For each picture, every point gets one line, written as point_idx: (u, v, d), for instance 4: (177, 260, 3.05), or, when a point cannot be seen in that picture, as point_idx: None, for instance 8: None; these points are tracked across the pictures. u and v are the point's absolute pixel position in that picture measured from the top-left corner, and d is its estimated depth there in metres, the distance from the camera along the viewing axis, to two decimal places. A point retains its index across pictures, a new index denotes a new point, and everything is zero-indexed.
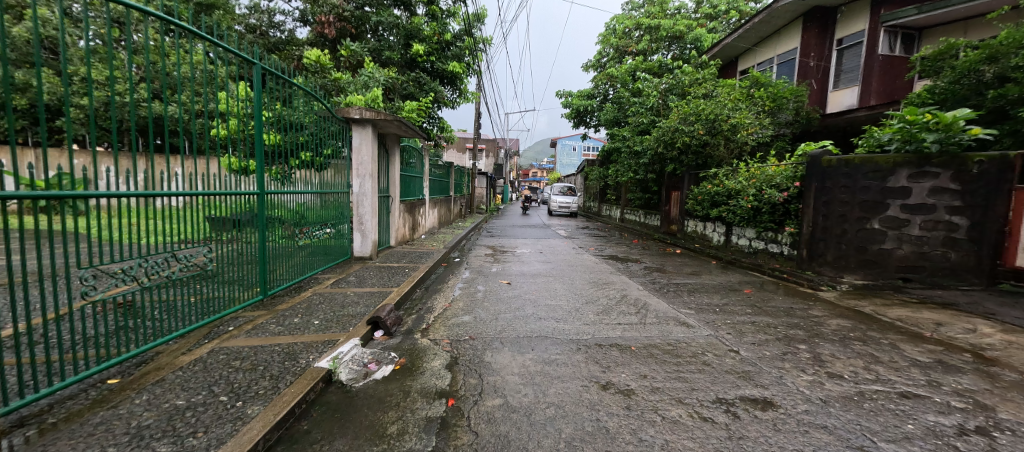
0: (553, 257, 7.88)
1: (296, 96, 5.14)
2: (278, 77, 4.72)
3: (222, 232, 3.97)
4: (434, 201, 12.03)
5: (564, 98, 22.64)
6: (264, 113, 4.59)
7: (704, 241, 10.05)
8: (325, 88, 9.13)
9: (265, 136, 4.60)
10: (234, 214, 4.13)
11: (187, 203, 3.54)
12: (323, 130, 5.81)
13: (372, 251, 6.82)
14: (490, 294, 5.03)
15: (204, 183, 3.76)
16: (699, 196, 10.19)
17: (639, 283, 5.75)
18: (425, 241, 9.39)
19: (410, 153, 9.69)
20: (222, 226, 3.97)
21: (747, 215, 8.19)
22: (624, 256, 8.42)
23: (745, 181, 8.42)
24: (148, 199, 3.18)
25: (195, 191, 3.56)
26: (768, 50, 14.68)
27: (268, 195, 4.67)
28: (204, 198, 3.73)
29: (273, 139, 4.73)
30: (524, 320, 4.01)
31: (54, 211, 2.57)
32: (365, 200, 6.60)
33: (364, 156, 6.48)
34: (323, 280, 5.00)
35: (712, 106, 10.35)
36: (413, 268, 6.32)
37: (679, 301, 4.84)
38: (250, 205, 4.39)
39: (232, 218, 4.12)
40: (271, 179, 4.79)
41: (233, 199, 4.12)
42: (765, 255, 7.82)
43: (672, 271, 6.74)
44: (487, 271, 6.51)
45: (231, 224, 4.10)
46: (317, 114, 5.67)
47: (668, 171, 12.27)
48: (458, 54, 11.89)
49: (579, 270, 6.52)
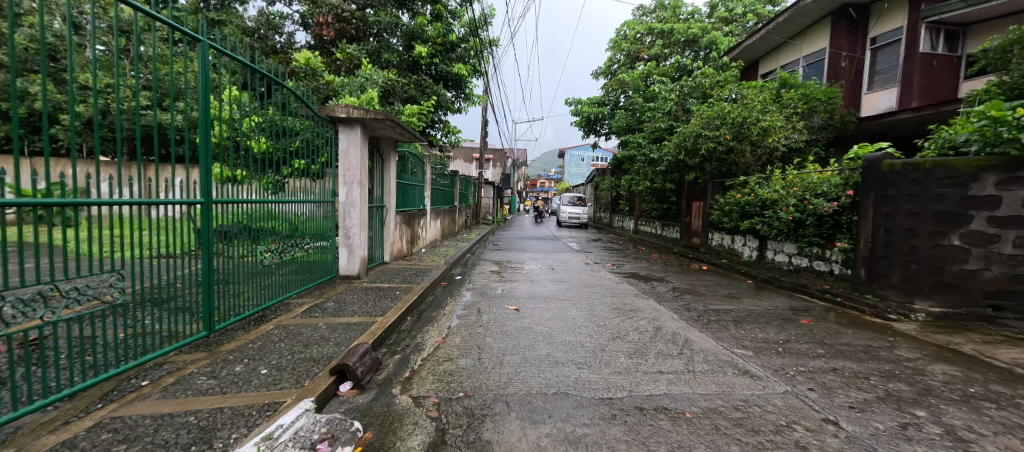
0: (566, 275, 7.00)
1: (288, 101, 4.63)
2: (275, 82, 4.32)
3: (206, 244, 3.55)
4: (436, 211, 11.19)
5: (573, 106, 21.88)
6: (257, 119, 4.15)
7: (733, 257, 9.11)
8: (318, 91, 8.36)
9: (254, 142, 4.12)
10: (220, 225, 3.70)
11: (180, 213, 3.27)
12: (317, 137, 5.24)
13: (360, 270, 5.85)
14: (495, 324, 4.17)
15: (201, 191, 3.50)
16: (726, 206, 9.25)
17: (673, 311, 4.83)
18: (425, 256, 8.55)
19: (410, 160, 8.91)
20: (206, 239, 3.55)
21: (788, 228, 7.24)
22: (647, 274, 7.50)
23: (783, 189, 7.49)
24: (144, 208, 2.94)
25: (188, 200, 3.29)
26: (793, 51, 13.74)
27: (260, 204, 4.23)
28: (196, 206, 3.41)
29: (263, 146, 4.25)
30: (535, 366, 3.10)
31: (41, 222, 2.35)
32: (352, 210, 5.68)
33: (352, 159, 5.60)
34: (294, 307, 4.15)
35: (739, 109, 9.45)
36: (405, 288, 5.47)
37: (727, 336, 3.91)
38: (244, 216, 4.03)
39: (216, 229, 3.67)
40: (262, 188, 4.32)
41: (230, 208, 3.83)
42: (809, 273, 6.87)
43: (707, 294, 5.80)
44: (492, 293, 5.65)
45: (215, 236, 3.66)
46: (310, 119, 5.13)
47: (689, 180, 11.37)
48: (463, 55, 11.12)
49: (597, 293, 5.61)
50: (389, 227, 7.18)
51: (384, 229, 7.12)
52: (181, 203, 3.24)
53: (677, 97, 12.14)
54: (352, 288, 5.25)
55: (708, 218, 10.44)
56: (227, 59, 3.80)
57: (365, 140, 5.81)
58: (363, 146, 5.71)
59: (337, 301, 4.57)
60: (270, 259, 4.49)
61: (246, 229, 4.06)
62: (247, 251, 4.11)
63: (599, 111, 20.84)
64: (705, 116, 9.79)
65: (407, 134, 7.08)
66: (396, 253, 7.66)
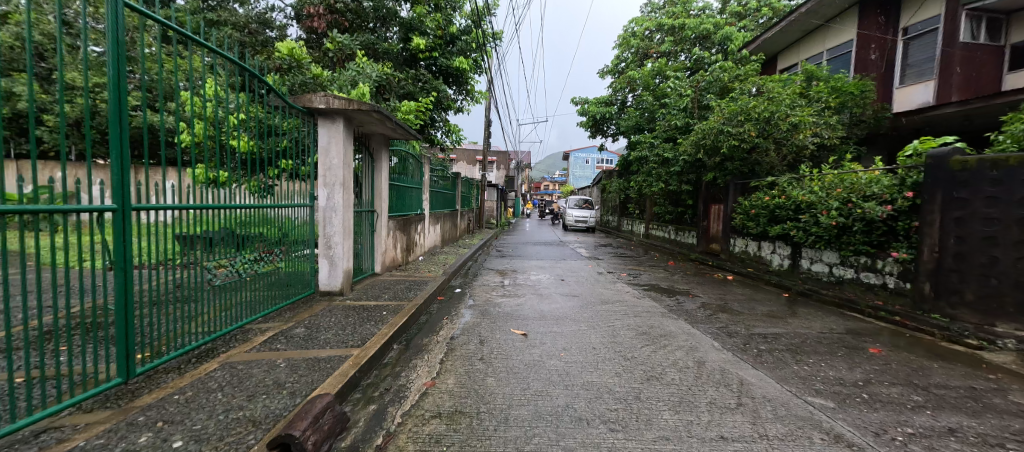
0: (579, 289, 6.19)
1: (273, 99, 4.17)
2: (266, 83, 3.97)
3: (189, 253, 3.10)
4: (436, 215, 10.43)
5: (580, 106, 21.12)
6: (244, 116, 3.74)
7: (760, 265, 8.33)
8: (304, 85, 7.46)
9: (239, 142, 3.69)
10: (205, 231, 3.22)
11: (174, 219, 2.95)
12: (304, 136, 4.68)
13: (344, 285, 5.01)
14: (499, 357, 3.40)
15: (196, 196, 3.17)
16: (751, 209, 8.43)
17: (712, 336, 4.04)
18: (422, 265, 7.79)
19: (405, 159, 8.15)
20: (190, 246, 3.10)
21: (829, 235, 6.43)
22: (669, 286, 6.70)
23: (822, 191, 6.67)
24: (137, 215, 2.66)
25: (184, 204, 2.95)
26: (816, 44, 12.92)
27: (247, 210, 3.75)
28: (193, 212, 3.09)
29: (249, 146, 3.82)
30: (552, 426, 2.32)
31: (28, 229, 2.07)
32: (335, 216, 4.86)
33: (334, 157, 4.81)
34: (255, 337, 3.41)
35: (766, 103, 8.64)
36: (395, 306, 4.71)
37: (791, 375, 3.11)
38: (237, 221, 3.64)
39: (201, 236, 3.19)
40: (252, 193, 3.86)
41: (226, 213, 3.48)
42: (857, 287, 6.05)
43: (745, 313, 4.99)
44: (495, 312, 4.87)
45: (199, 244, 3.19)
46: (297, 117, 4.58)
47: (707, 182, 10.56)
48: (464, 49, 10.35)
49: (617, 312, 4.82)
50: (382, 234, 6.43)
51: (374, 237, 6.34)
52: (175, 209, 2.90)
53: (695, 93, 11.31)
54: (331, 307, 4.48)
55: (730, 223, 9.61)
56: (225, 61, 3.50)
57: (349, 134, 5.02)
58: (347, 141, 4.91)
59: (309, 325, 3.80)
60: (223, 278, 3.51)
61: (233, 236, 3.59)
62: (231, 259, 3.59)
63: (607, 111, 20.06)
64: (727, 111, 8.94)
65: (401, 131, 6.34)
66: (390, 263, 6.91)
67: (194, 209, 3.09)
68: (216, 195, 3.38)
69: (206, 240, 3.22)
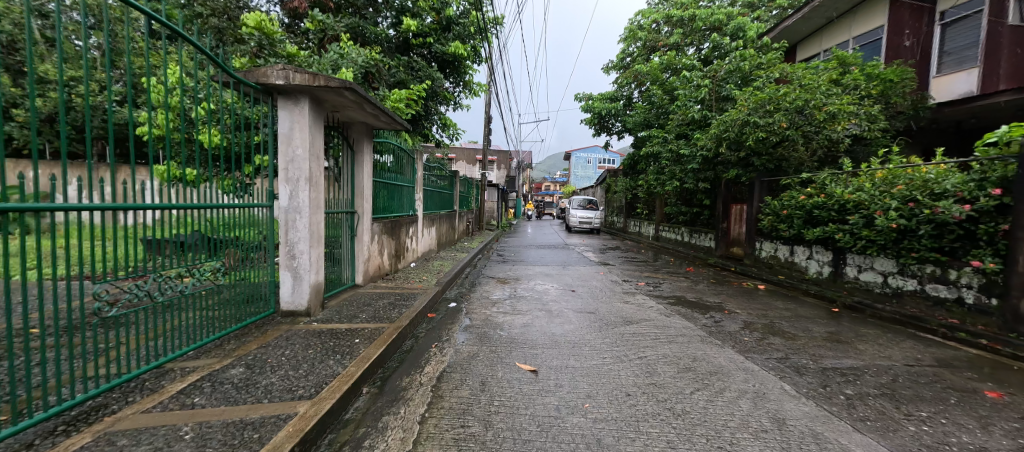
0: (595, 304, 5.27)
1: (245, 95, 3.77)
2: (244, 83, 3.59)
3: (157, 258, 2.76)
4: (430, 216, 9.50)
5: (583, 102, 20.25)
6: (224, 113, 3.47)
7: (793, 272, 7.44)
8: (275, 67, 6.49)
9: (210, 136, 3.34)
10: (174, 234, 2.88)
11: (155, 220, 2.72)
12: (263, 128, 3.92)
13: (313, 304, 4.06)
14: (502, 412, 2.48)
15: (180, 195, 2.94)
16: (784, 210, 7.53)
17: (776, 372, 3.13)
18: (413, 274, 6.88)
19: (393, 153, 7.22)
20: (160, 251, 2.80)
21: (886, 240, 5.52)
22: (698, 298, 5.77)
23: (877, 188, 5.78)
24: (117, 215, 2.46)
25: (167, 204, 2.73)
26: (840, 32, 12.01)
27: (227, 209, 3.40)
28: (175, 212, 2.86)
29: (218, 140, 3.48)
30: None
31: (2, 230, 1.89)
32: (299, 219, 3.93)
33: (298, 146, 3.88)
34: (175, 381, 2.57)
35: (798, 90, 7.72)
36: (373, 330, 3.80)
37: (916, 446, 2.19)
38: (221, 223, 3.37)
39: (170, 239, 2.86)
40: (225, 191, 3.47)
41: (209, 214, 3.20)
42: (924, 301, 5.13)
43: (804, 338, 4.06)
44: (497, 336, 3.95)
45: (169, 248, 2.87)
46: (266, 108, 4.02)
47: (728, 179, 9.65)
48: (462, 33, 9.41)
49: (646, 338, 3.90)
50: (364, 240, 5.48)
51: (352, 244, 5.36)
52: (157, 209, 2.68)
53: (714, 83, 10.36)
54: (292, 332, 3.56)
55: (756, 225, 8.70)
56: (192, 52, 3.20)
57: (317, 120, 4.07)
58: (313, 127, 3.95)
59: (251, 363, 2.88)
60: (116, 309, 2.53)
61: (207, 240, 3.22)
62: (204, 266, 3.21)
63: (612, 108, 19.23)
64: (753, 100, 8.00)
65: (386, 120, 5.42)
66: (375, 273, 5.97)
67: (177, 210, 2.89)
68: (197, 194, 3.11)
69: (179, 243, 2.90)
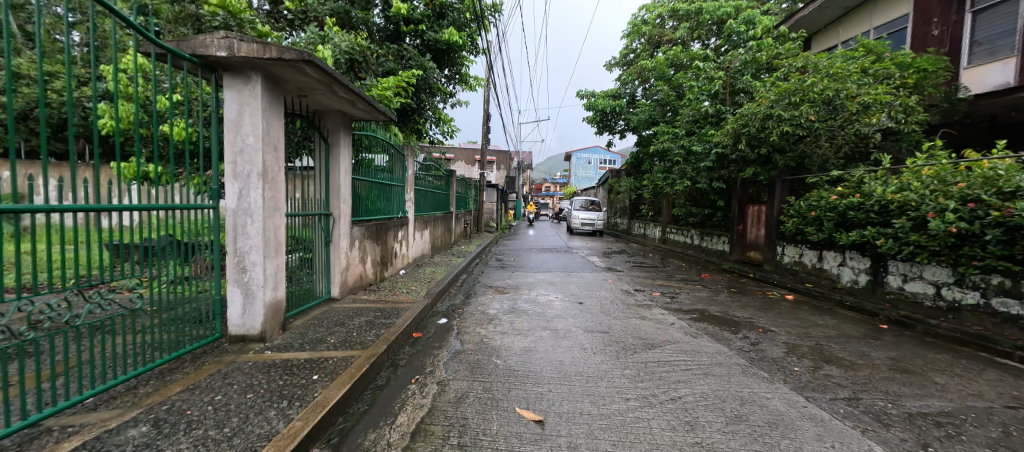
0: (608, 321, 4.54)
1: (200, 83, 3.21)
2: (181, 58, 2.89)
3: (125, 264, 2.52)
4: (423, 219, 8.80)
5: (585, 99, 19.54)
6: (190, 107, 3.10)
7: (822, 280, 6.74)
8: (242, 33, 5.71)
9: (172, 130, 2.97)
10: (147, 237, 2.66)
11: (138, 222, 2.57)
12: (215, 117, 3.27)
13: (269, 325, 3.34)
14: None
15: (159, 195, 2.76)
16: (811, 211, 6.84)
17: (854, 423, 2.42)
18: (401, 283, 6.16)
19: (379, 148, 6.50)
20: (127, 258, 2.54)
21: (940, 246, 4.82)
22: (725, 312, 5.04)
23: (926, 186, 5.08)
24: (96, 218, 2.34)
25: (149, 206, 2.59)
26: (860, 23, 11.29)
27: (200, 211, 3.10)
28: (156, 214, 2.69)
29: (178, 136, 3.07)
30: None
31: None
32: (249, 223, 3.20)
33: (249, 134, 3.16)
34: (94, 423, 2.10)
35: (826, 80, 7.03)
36: (340, 360, 3.06)
37: None
38: (195, 225, 3.08)
39: (139, 243, 2.62)
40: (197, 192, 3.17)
41: (182, 217, 2.93)
42: (990, 318, 4.43)
43: (867, 368, 3.34)
44: (493, 366, 3.23)
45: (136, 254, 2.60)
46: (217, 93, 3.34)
47: (745, 178, 8.94)
48: (457, 21, 8.71)
49: (676, 370, 3.19)
50: (341, 246, 4.74)
51: (326, 250, 4.62)
52: (138, 210, 2.54)
53: (729, 75, 9.63)
54: (235, 366, 2.84)
55: (778, 227, 7.98)
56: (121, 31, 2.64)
57: (273, 103, 3.33)
58: (265, 111, 3.21)
59: (163, 418, 2.16)
60: None
61: (176, 243, 2.91)
62: (173, 273, 2.89)
63: (615, 105, 18.51)
64: (776, 91, 7.32)
65: (367, 110, 4.69)
66: (356, 283, 5.23)
67: (160, 211, 2.74)
68: (170, 192, 2.86)
69: (152, 247, 2.67)
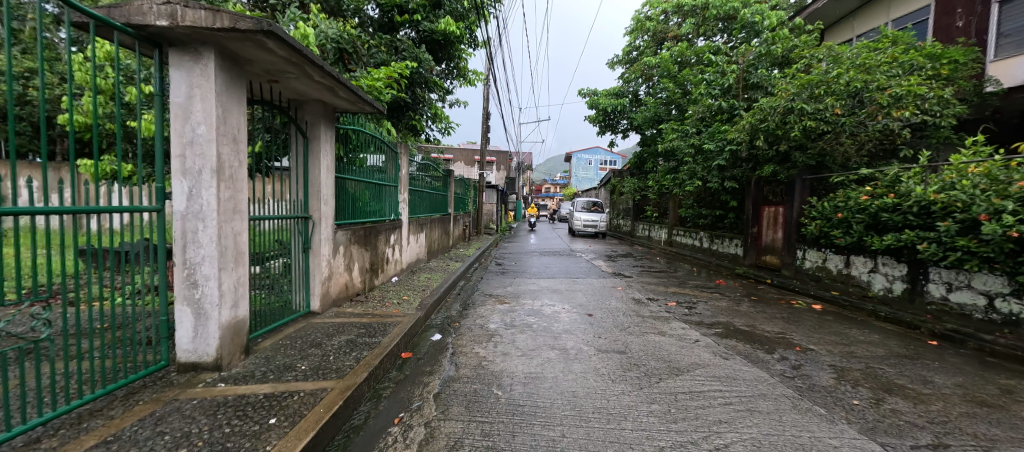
0: (623, 338, 3.99)
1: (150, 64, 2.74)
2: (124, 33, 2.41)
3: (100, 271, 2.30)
4: (419, 221, 8.27)
5: (587, 98, 19.02)
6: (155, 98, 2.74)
7: (852, 287, 6.19)
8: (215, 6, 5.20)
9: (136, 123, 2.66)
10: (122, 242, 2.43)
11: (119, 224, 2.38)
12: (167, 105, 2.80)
13: (227, 350, 2.81)
14: None
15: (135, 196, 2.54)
16: (838, 213, 6.33)
17: None
18: (392, 292, 5.61)
19: (367, 144, 5.96)
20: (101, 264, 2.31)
21: (995, 253, 4.29)
22: (753, 326, 4.50)
23: (975, 186, 4.57)
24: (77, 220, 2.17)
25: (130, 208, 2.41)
26: (877, 15, 10.73)
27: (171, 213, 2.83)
28: (135, 216, 2.49)
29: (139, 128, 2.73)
30: None
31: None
32: (201, 228, 2.68)
33: (200, 122, 2.63)
34: None
35: (852, 71, 6.52)
36: (308, 395, 2.51)
37: None
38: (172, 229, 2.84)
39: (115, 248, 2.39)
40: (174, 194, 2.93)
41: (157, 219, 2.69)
42: None
43: (938, 400, 2.81)
44: (493, 399, 2.70)
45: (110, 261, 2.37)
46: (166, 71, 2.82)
47: (761, 177, 8.40)
48: (455, 10, 8.18)
49: (713, 405, 2.62)
50: (321, 253, 4.18)
51: (302, 259, 4.05)
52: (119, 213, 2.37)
53: (742, 68, 9.10)
54: (174, 406, 2.30)
55: (798, 230, 7.44)
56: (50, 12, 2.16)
57: (229, 84, 2.78)
58: (218, 94, 2.67)
59: None
60: None
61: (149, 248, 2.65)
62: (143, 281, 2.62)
63: (618, 104, 18.00)
64: (797, 83, 6.81)
65: (350, 99, 4.12)
66: (341, 295, 4.66)
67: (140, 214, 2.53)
68: (141, 193, 2.57)
69: (128, 253, 2.47)
